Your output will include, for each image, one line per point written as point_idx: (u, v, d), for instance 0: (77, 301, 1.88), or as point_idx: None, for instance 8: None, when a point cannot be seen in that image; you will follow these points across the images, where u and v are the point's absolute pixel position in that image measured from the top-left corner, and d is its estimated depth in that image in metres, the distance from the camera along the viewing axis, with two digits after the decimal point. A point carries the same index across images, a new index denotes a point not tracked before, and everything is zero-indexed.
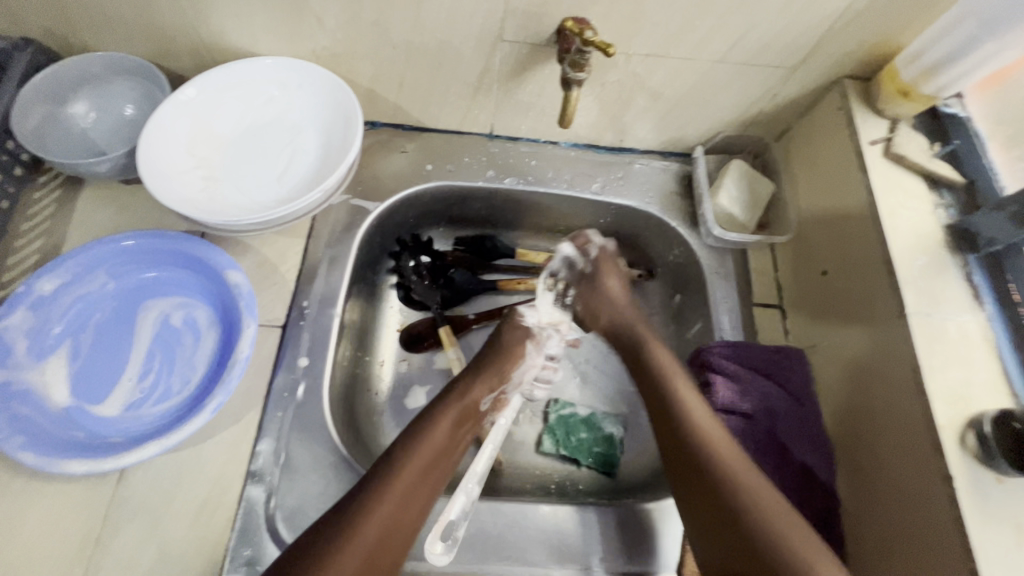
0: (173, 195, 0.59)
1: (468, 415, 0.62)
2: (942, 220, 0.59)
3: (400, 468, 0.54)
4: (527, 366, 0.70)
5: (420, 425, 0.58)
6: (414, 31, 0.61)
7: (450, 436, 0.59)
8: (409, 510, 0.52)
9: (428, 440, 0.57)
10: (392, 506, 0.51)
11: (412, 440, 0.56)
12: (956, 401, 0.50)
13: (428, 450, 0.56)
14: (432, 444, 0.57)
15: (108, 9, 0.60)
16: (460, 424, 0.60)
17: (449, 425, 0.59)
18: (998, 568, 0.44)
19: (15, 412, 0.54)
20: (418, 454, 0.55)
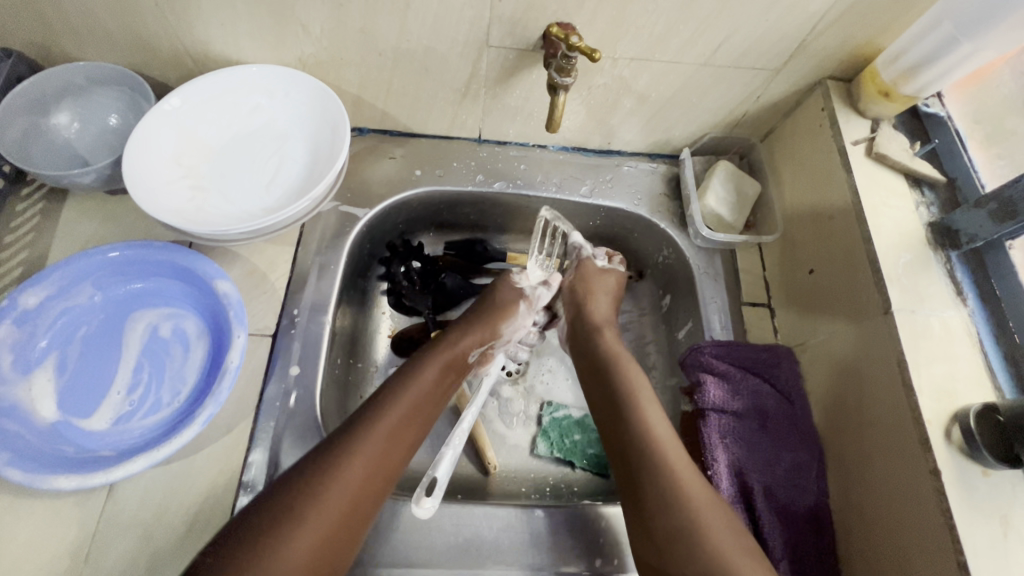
0: (159, 205, 0.58)
1: (453, 365, 0.64)
2: (924, 218, 0.60)
3: (388, 406, 0.55)
4: (516, 325, 0.72)
5: (406, 369, 0.61)
6: (400, 37, 0.61)
7: (436, 382, 0.61)
8: (394, 448, 0.54)
9: (414, 384, 0.59)
10: (379, 442, 0.53)
11: (400, 381, 0.59)
12: (941, 396, 0.51)
13: (414, 394, 0.58)
14: (419, 388, 0.59)
15: (89, 18, 0.60)
16: (444, 371, 0.63)
17: (436, 370, 0.62)
18: (984, 560, 0.45)
19: (0, 428, 0.53)
20: (404, 398, 0.57)
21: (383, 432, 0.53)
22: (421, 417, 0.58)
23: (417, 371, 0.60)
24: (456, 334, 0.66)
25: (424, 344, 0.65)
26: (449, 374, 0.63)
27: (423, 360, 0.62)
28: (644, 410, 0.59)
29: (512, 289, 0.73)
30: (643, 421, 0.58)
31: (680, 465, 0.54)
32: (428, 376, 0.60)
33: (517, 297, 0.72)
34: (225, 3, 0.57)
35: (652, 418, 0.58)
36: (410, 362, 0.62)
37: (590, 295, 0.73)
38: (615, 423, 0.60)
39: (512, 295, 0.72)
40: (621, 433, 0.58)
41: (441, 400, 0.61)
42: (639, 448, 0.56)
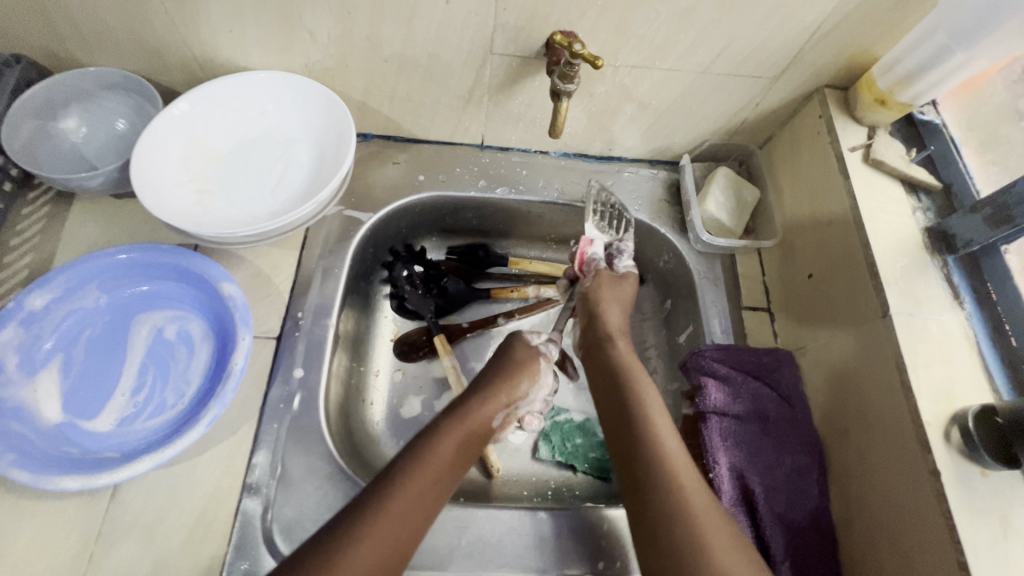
0: (166, 207, 0.59)
1: (473, 437, 0.61)
2: (921, 222, 0.61)
3: (398, 487, 0.52)
4: (539, 386, 0.69)
5: (423, 440, 0.57)
6: (406, 44, 0.63)
7: (453, 456, 0.58)
8: (400, 533, 0.51)
9: (429, 460, 0.56)
10: (382, 531, 0.50)
11: (414, 458, 0.55)
12: (939, 397, 0.52)
13: (429, 472, 0.55)
14: (433, 465, 0.55)
15: (99, 25, 0.61)
16: (462, 442, 0.59)
17: (453, 442, 0.58)
18: (985, 560, 0.45)
19: (5, 429, 0.53)
20: (422, 467, 0.55)
21: (388, 518, 0.51)
22: (435, 497, 0.54)
23: (435, 445, 0.57)
24: (475, 402, 0.62)
25: (443, 411, 0.62)
26: (472, 442, 0.61)
27: (439, 432, 0.58)
28: (661, 446, 0.57)
29: (530, 349, 0.70)
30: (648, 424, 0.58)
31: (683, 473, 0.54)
32: (446, 449, 0.57)
33: (535, 356, 0.69)
34: (234, 10, 0.58)
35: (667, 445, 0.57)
36: (426, 433, 0.59)
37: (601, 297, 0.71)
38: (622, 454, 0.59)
39: (530, 355, 0.69)
40: (634, 460, 0.56)
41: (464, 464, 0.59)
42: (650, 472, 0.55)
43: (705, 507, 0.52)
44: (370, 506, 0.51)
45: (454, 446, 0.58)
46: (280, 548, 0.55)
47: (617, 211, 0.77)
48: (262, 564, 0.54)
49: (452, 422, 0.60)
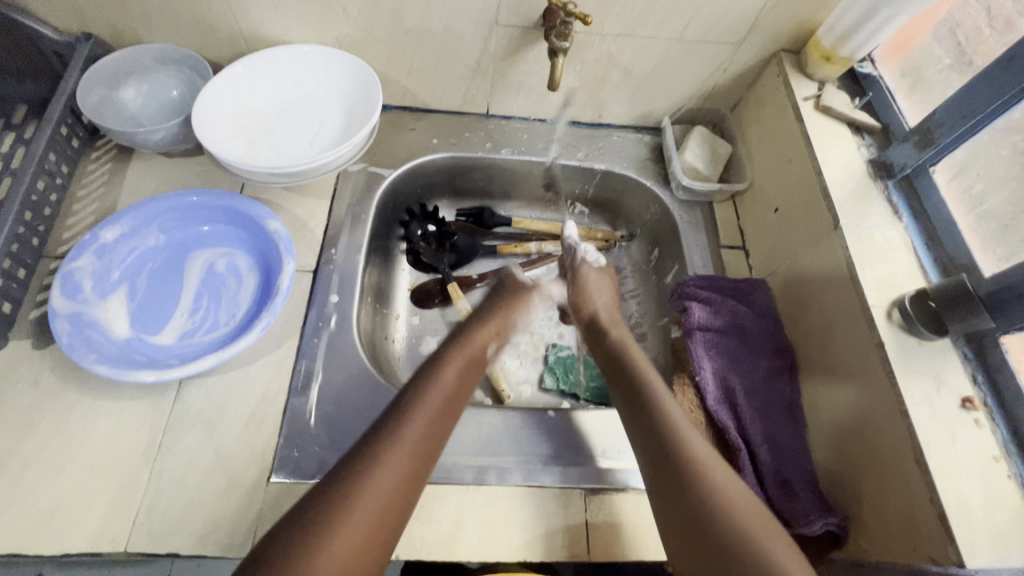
0: (221, 150, 0.69)
1: (471, 362, 0.65)
2: (865, 155, 0.72)
3: (402, 423, 0.53)
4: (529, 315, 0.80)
5: (410, 396, 0.56)
6: (424, 17, 0.74)
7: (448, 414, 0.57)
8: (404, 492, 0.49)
9: (437, 384, 0.59)
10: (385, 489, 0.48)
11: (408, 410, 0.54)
12: (882, 288, 0.62)
13: (436, 394, 0.57)
14: (429, 425, 0.54)
15: (164, 4, 0.71)
16: (466, 364, 0.64)
17: (451, 398, 0.59)
18: (922, 406, 0.55)
19: (85, 336, 0.61)
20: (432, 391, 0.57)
21: (401, 451, 0.50)
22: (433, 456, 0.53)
23: (427, 401, 0.56)
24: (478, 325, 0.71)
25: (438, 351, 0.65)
26: (471, 368, 0.65)
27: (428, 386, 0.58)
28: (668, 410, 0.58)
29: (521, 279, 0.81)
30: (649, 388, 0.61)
31: (689, 432, 0.56)
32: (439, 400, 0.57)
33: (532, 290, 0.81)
34: None
35: (675, 411, 0.59)
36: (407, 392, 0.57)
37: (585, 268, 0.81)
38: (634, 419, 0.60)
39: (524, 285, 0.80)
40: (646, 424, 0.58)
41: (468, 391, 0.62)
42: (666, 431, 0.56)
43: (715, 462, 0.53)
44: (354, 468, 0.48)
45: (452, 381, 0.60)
46: (324, 439, 0.63)
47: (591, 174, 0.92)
48: (309, 450, 0.62)
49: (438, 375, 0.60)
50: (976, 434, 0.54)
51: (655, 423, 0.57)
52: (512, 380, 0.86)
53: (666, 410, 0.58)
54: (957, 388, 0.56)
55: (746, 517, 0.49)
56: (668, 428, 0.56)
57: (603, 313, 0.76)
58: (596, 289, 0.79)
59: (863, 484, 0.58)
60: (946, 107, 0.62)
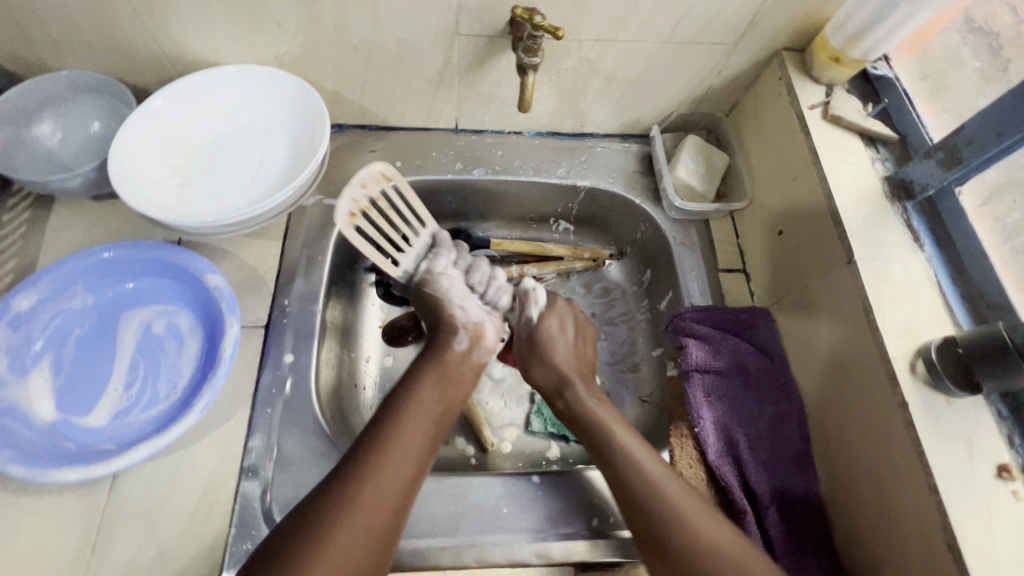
0: (146, 201, 0.61)
1: (454, 373, 0.63)
2: (880, 172, 0.64)
3: (372, 474, 0.51)
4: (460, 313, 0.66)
5: (389, 431, 0.55)
6: (373, 30, 0.64)
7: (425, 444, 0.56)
8: (372, 535, 0.49)
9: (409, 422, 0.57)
10: (350, 541, 0.48)
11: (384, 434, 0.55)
12: (904, 335, 0.54)
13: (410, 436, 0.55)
14: (402, 466, 0.53)
15: (67, 28, 0.61)
16: (441, 397, 0.60)
17: (428, 426, 0.58)
18: (953, 480, 0.48)
19: (0, 427, 0.54)
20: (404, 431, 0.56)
21: (366, 509, 0.50)
22: (409, 491, 0.53)
23: (402, 437, 0.55)
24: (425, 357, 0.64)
25: (420, 357, 0.64)
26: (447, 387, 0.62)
27: (402, 417, 0.57)
28: (637, 460, 0.57)
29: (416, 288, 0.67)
30: (616, 439, 0.59)
31: (664, 479, 0.56)
32: (418, 431, 0.56)
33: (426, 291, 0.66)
34: (200, 3, 0.59)
35: (645, 459, 0.57)
36: (386, 418, 0.57)
37: (543, 316, 0.69)
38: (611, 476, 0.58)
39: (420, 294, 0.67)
40: (622, 482, 0.56)
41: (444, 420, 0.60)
42: (639, 484, 0.55)
43: (696, 509, 0.53)
44: (317, 525, 0.48)
45: (433, 403, 0.59)
46: None
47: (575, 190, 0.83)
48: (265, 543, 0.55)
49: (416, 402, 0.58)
50: (1012, 509, 0.48)
51: (629, 479, 0.56)
52: (496, 425, 0.78)
53: (636, 461, 0.57)
54: (991, 454, 0.50)
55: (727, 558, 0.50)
56: (644, 482, 0.55)
57: (569, 366, 0.67)
58: (554, 341, 0.68)
59: (888, 558, 0.52)
60: (978, 122, 0.54)
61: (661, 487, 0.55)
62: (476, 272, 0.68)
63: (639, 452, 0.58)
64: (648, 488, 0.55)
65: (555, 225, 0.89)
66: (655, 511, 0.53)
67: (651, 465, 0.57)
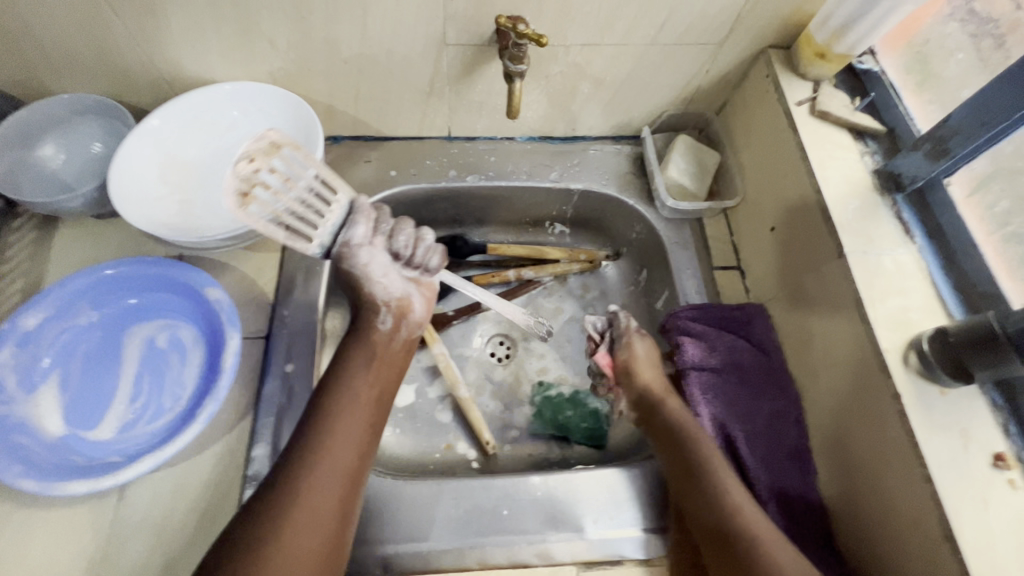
0: (147, 219, 0.63)
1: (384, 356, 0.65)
2: (869, 165, 0.64)
3: (313, 466, 0.54)
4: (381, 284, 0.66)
5: (323, 415, 0.58)
6: (363, 44, 0.65)
7: (362, 428, 0.59)
8: (329, 523, 0.52)
9: (344, 409, 0.59)
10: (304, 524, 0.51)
11: (323, 423, 0.57)
12: (896, 327, 0.55)
13: (344, 421, 0.58)
14: (344, 453, 0.56)
15: (66, 52, 0.63)
16: (373, 385, 0.62)
17: (364, 414, 0.60)
18: (948, 470, 0.48)
19: (11, 443, 0.55)
20: (340, 417, 0.58)
21: (315, 498, 0.52)
22: (356, 466, 0.57)
23: (337, 428, 0.57)
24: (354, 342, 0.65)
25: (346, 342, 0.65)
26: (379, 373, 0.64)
27: (336, 401, 0.59)
28: (715, 465, 0.58)
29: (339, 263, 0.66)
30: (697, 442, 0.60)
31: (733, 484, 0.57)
32: (354, 420, 0.59)
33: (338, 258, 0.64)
34: (194, 24, 0.60)
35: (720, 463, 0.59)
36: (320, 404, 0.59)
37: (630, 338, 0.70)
38: (687, 472, 0.59)
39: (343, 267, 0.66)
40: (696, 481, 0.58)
41: (380, 406, 0.62)
42: (711, 485, 0.57)
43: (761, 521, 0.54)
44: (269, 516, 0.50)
45: (367, 389, 0.62)
46: None
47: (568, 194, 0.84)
48: None
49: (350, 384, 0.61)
50: (1009, 498, 0.48)
51: (704, 480, 0.57)
52: (497, 427, 0.79)
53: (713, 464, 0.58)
54: (986, 442, 0.50)
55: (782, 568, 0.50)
56: (718, 484, 0.57)
57: (660, 386, 0.67)
58: (638, 361, 0.69)
59: (890, 552, 0.52)
60: (963, 113, 0.54)
61: (734, 494, 0.56)
62: (401, 236, 0.65)
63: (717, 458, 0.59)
64: (720, 493, 0.56)
65: (550, 228, 0.90)
66: (723, 511, 0.55)
67: (739, 493, 0.56)
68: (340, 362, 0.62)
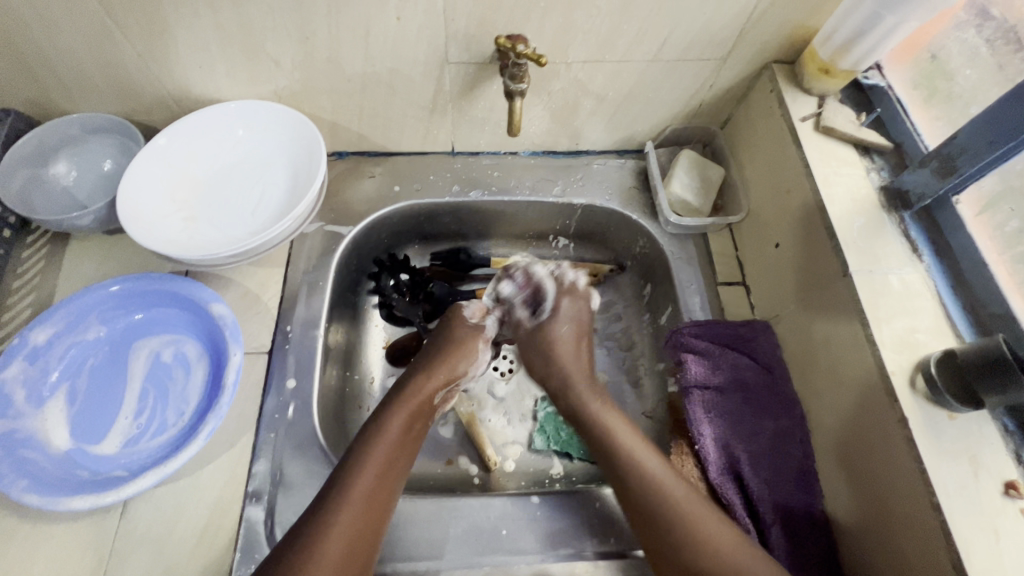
0: (154, 236, 0.64)
1: (417, 415, 0.64)
2: (875, 181, 0.63)
3: (345, 498, 0.53)
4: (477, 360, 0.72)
5: (343, 480, 0.55)
6: (365, 63, 0.66)
7: (387, 473, 0.57)
8: (348, 550, 0.51)
9: (380, 442, 0.58)
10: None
11: (361, 453, 0.57)
12: (902, 348, 0.53)
13: (381, 454, 0.57)
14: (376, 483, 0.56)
15: (78, 74, 0.64)
16: (409, 425, 0.62)
17: (397, 441, 0.60)
18: (957, 499, 0.47)
19: (19, 457, 0.56)
20: (377, 450, 0.58)
21: (345, 527, 0.52)
22: (374, 525, 0.54)
23: (369, 460, 0.56)
24: (417, 381, 0.66)
25: (387, 397, 0.64)
26: (417, 420, 0.64)
27: (365, 455, 0.57)
28: (619, 443, 0.60)
29: (467, 327, 0.72)
30: (607, 431, 0.62)
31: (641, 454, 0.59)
32: (390, 450, 0.58)
33: (472, 333, 0.72)
34: (200, 45, 0.62)
35: (625, 437, 0.61)
36: (352, 455, 0.57)
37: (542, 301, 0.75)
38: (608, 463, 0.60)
39: (467, 332, 0.72)
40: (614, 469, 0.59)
41: (415, 443, 0.62)
42: (630, 471, 0.58)
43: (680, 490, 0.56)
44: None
45: (402, 428, 0.61)
46: None
47: (570, 209, 0.83)
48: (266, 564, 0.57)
49: (377, 441, 0.58)
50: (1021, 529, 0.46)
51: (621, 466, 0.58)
52: (498, 443, 0.78)
53: (628, 448, 0.59)
54: (997, 470, 0.48)
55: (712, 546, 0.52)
56: (631, 463, 0.58)
57: (564, 344, 0.71)
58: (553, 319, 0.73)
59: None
60: (970, 131, 0.53)
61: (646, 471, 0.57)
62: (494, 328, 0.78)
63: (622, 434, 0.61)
64: (641, 480, 0.57)
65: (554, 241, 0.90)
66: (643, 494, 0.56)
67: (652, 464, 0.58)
68: (373, 418, 0.61)
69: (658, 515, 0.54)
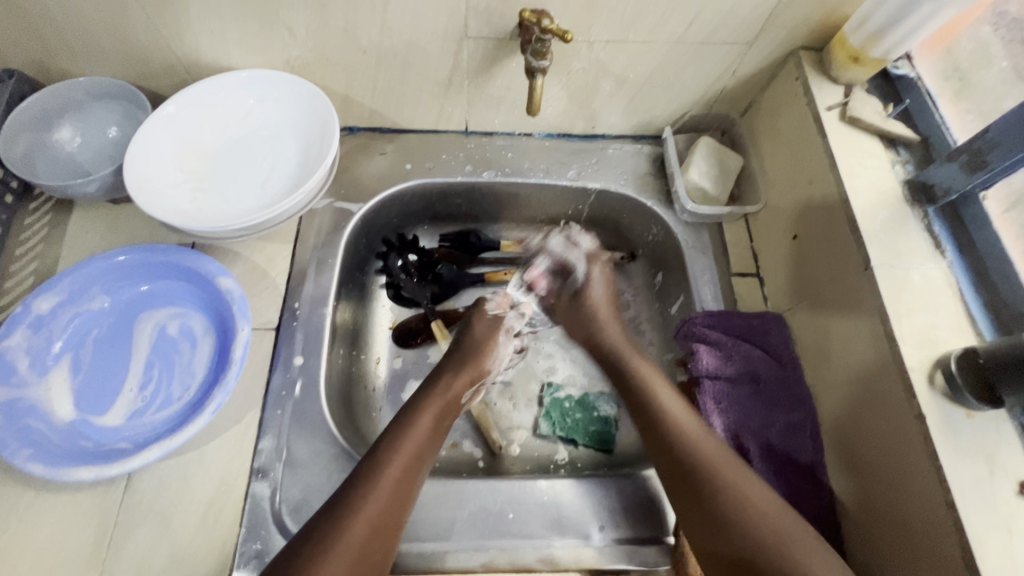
0: (162, 206, 0.62)
1: (447, 413, 0.64)
2: (900, 175, 0.62)
3: (373, 486, 0.53)
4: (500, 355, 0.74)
5: (373, 468, 0.54)
6: (382, 34, 0.64)
7: (416, 462, 0.56)
8: (371, 538, 0.50)
9: (412, 433, 0.58)
10: (343, 565, 0.48)
11: (392, 444, 0.57)
12: (922, 345, 0.53)
13: (412, 444, 0.57)
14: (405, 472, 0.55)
15: (85, 35, 0.62)
16: (438, 419, 0.62)
17: (428, 432, 0.60)
18: (973, 497, 0.46)
19: (22, 426, 0.55)
20: (409, 439, 0.57)
21: (371, 513, 0.51)
22: (398, 510, 0.53)
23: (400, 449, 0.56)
24: (450, 377, 0.67)
25: (419, 391, 0.65)
26: (446, 417, 0.64)
27: (398, 443, 0.57)
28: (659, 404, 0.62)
29: (487, 324, 0.74)
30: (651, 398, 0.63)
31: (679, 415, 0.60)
32: (419, 437, 0.58)
33: (495, 329, 0.74)
34: (212, 9, 0.59)
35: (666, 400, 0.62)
36: (385, 442, 0.57)
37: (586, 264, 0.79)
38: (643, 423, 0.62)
39: (487, 329, 0.73)
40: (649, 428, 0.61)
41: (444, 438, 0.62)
42: (666, 429, 0.59)
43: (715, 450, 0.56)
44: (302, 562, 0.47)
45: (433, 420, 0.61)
46: (288, 526, 0.57)
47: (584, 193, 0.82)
48: (272, 542, 0.56)
49: (410, 430, 0.58)
50: None
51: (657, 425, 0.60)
52: (504, 427, 0.78)
53: (669, 413, 0.61)
54: (1012, 469, 0.48)
55: (752, 506, 0.51)
56: (666, 423, 0.60)
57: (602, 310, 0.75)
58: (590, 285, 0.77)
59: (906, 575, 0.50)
60: (1004, 125, 0.52)
61: (682, 430, 0.58)
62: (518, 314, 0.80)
63: (663, 394, 0.63)
64: (678, 437, 0.58)
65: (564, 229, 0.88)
66: (675, 448, 0.57)
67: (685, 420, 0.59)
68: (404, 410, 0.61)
69: (691, 468, 0.55)
